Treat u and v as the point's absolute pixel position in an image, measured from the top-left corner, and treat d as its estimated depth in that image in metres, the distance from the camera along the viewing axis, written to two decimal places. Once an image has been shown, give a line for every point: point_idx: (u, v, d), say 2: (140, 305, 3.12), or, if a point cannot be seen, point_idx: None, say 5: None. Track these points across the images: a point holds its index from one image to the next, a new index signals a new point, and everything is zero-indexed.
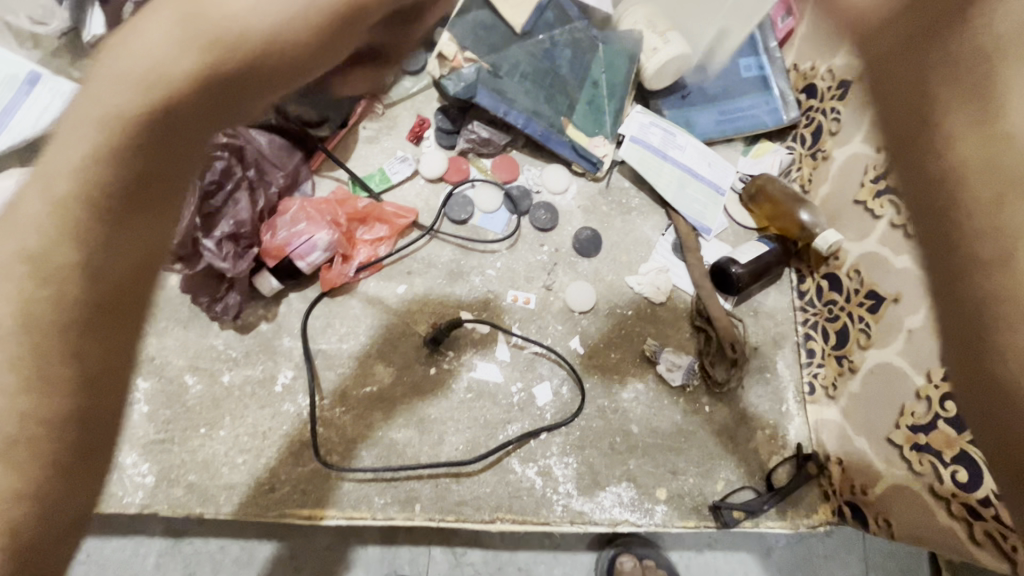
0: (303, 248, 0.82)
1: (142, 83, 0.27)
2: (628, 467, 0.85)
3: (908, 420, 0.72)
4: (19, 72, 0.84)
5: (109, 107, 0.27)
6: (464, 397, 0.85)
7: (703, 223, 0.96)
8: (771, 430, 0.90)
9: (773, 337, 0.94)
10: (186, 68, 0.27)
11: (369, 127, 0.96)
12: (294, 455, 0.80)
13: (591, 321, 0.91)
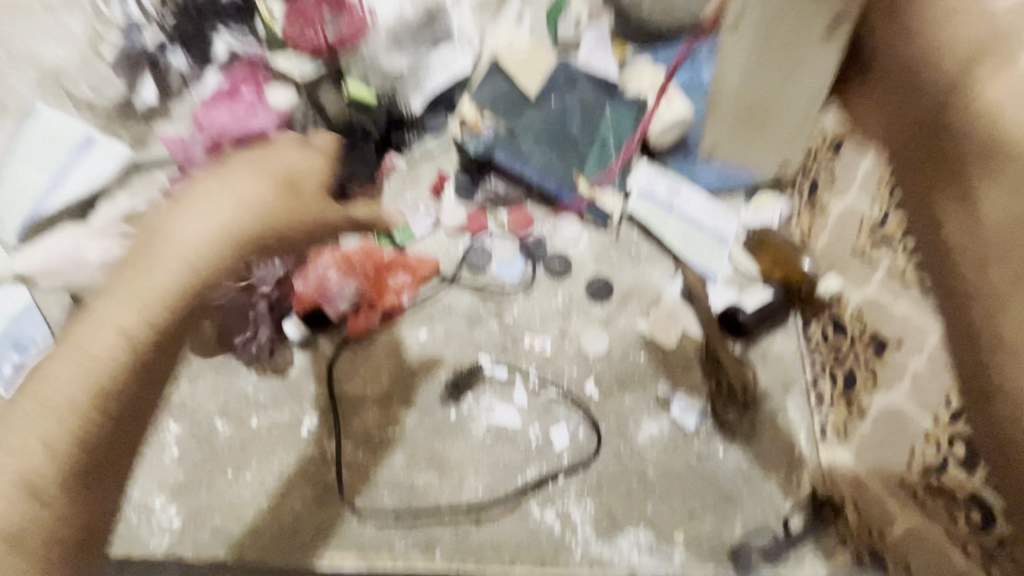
0: (334, 296, 0.89)
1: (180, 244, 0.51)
2: (646, 511, 0.86)
3: (920, 461, 0.73)
4: (75, 135, 0.91)
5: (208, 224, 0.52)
6: (484, 439, 0.88)
7: (710, 269, 1.01)
8: (785, 474, 0.91)
9: (782, 380, 0.97)
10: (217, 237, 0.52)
11: (394, 183, 1.02)
12: (318, 499, 0.82)
13: (605, 365, 0.94)
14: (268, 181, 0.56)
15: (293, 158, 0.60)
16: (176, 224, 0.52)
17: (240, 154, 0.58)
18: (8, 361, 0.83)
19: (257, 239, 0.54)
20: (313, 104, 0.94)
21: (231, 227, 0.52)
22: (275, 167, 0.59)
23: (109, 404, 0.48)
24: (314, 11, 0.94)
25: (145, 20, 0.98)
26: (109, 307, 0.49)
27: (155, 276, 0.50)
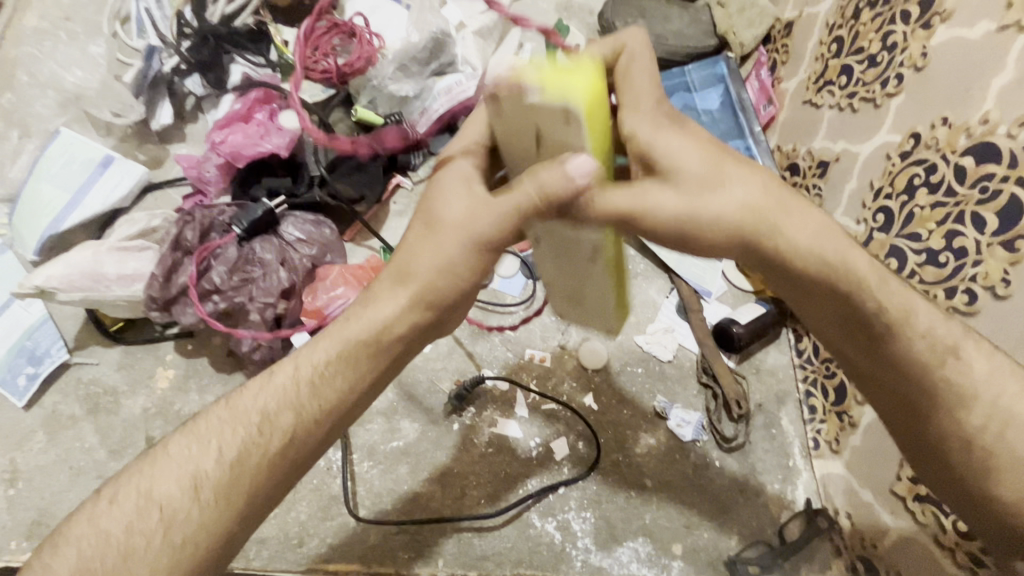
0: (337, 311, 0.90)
1: (383, 296, 0.58)
2: (644, 522, 0.88)
3: (908, 471, 0.76)
4: (95, 155, 0.96)
5: (402, 275, 0.57)
6: (485, 451, 0.90)
7: (704, 285, 1.05)
8: (781, 485, 0.93)
9: (776, 394, 1.00)
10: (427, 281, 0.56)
11: (399, 202, 1.05)
12: (323, 509, 0.84)
13: (603, 378, 0.97)
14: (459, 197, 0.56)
15: (456, 186, 0.56)
16: (378, 290, 0.59)
17: (452, 171, 0.57)
18: (23, 372, 0.85)
19: (430, 288, 0.56)
20: (322, 126, 0.97)
21: (432, 271, 0.56)
22: (425, 213, 0.57)
23: (271, 440, 0.54)
24: (325, 42, 1.05)
25: (164, 45, 1.02)
26: (305, 350, 0.58)
27: (352, 328, 0.57)
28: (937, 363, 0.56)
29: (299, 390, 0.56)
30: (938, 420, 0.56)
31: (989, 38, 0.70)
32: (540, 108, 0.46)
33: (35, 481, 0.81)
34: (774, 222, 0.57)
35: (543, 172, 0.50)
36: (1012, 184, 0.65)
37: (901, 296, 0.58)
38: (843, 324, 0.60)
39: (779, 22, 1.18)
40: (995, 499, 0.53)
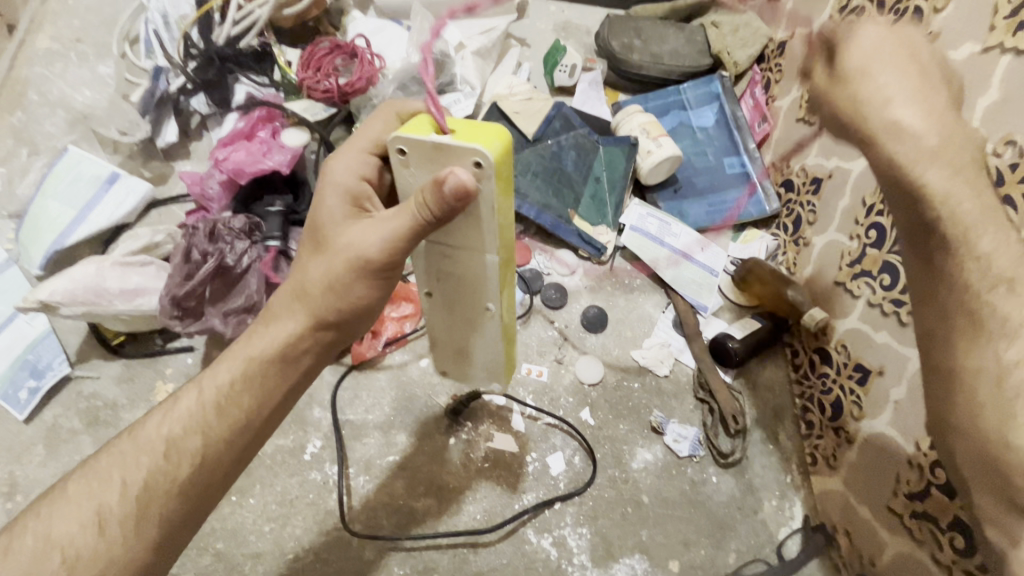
0: None
1: (278, 315, 0.56)
2: (641, 538, 0.87)
3: (905, 488, 0.76)
4: (102, 172, 0.98)
5: (291, 288, 0.55)
6: (481, 465, 0.90)
7: (700, 301, 1.05)
8: (778, 502, 0.92)
9: (773, 410, 1.00)
10: (315, 295, 0.54)
11: None
12: (319, 524, 0.84)
13: (599, 393, 0.97)
14: (340, 215, 0.54)
15: (339, 204, 0.54)
16: (276, 305, 0.56)
17: (333, 187, 0.54)
18: (25, 386, 0.86)
19: (317, 306, 0.55)
20: (323, 144, 1.00)
21: (315, 283, 0.54)
22: (314, 231, 0.55)
23: (180, 467, 0.52)
24: (327, 62, 1.07)
25: (171, 66, 1.05)
26: (204, 373, 0.55)
27: (253, 346, 0.56)
28: (981, 290, 0.47)
29: (205, 412, 0.53)
30: (975, 352, 0.47)
31: (974, 58, 0.72)
32: (460, 153, 0.47)
33: (34, 495, 0.81)
34: (941, 143, 0.48)
35: (425, 197, 0.47)
36: (999, 201, 0.66)
37: (971, 214, 0.48)
38: (904, 233, 0.52)
39: (772, 42, 1.20)
40: (1010, 449, 0.44)
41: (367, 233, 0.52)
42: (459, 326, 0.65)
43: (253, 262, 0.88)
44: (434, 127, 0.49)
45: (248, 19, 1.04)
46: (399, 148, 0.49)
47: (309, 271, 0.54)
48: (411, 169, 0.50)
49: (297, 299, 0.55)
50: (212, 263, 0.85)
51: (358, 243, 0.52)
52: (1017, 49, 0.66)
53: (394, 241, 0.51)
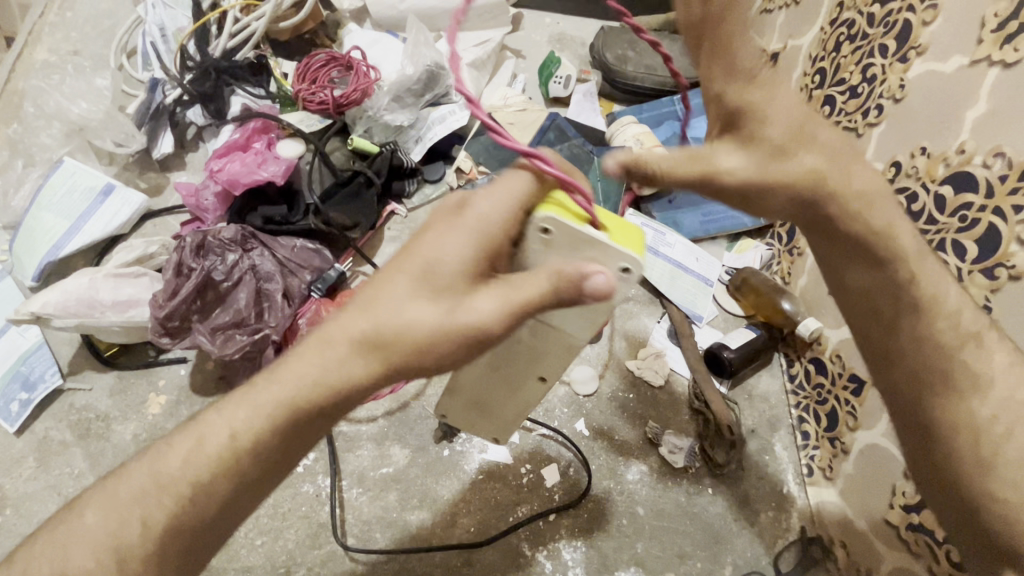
0: None
1: (345, 351, 0.49)
2: (637, 551, 0.87)
3: (901, 500, 0.76)
4: (97, 184, 0.98)
5: (367, 329, 0.48)
6: (475, 477, 0.89)
7: (695, 310, 1.05)
8: (775, 513, 0.91)
9: (769, 420, 0.99)
10: (396, 343, 0.48)
11: (393, 228, 1.07)
12: (311, 537, 0.83)
13: (594, 403, 0.97)
14: (460, 261, 0.48)
15: (465, 249, 0.48)
16: (333, 335, 0.49)
17: (467, 230, 0.48)
18: (16, 398, 0.86)
19: (397, 364, 0.49)
20: (317, 154, 1.00)
21: (407, 332, 0.48)
22: (426, 272, 0.48)
23: (201, 511, 0.51)
24: (323, 74, 1.08)
25: (167, 78, 1.06)
26: (240, 408, 0.51)
27: (299, 374, 0.50)
28: (957, 347, 0.56)
29: (234, 459, 0.50)
30: (950, 404, 0.55)
31: (962, 71, 0.73)
32: (610, 253, 0.49)
33: (23, 508, 0.81)
34: (875, 201, 0.57)
35: (567, 290, 0.47)
36: (990, 213, 0.67)
37: (935, 275, 0.58)
38: (868, 286, 0.59)
39: (765, 54, 1.22)
40: (993, 489, 0.52)
41: (489, 298, 0.47)
42: (499, 388, 0.70)
43: (241, 276, 0.88)
44: (584, 216, 0.51)
45: (246, 30, 1.05)
46: (545, 226, 0.50)
47: (400, 315, 0.48)
48: (543, 247, 0.51)
49: (371, 342, 0.48)
50: (197, 277, 0.84)
51: (480, 308, 0.47)
52: (1004, 62, 0.67)
53: (516, 312, 0.47)
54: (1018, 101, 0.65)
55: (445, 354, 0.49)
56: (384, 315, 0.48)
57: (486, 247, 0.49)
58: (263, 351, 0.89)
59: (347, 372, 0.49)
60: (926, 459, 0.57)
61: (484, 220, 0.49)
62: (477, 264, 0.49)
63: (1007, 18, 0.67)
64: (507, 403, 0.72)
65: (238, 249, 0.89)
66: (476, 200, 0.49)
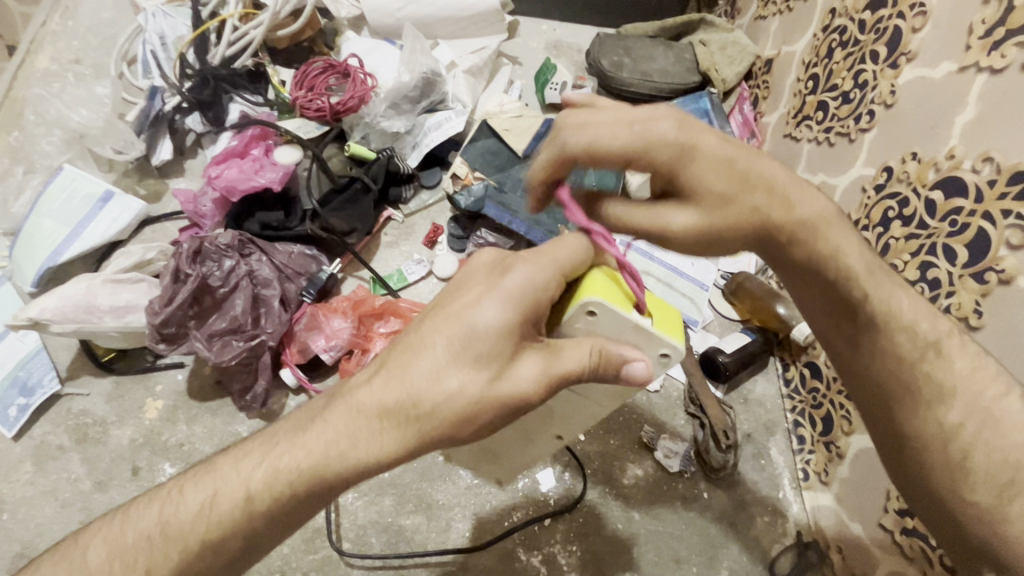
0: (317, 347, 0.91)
1: (377, 422, 0.49)
2: (631, 556, 0.87)
3: (895, 504, 0.76)
4: (96, 191, 0.99)
5: (404, 401, 0.49)
6: (471, 482, 0.89)
7: (691, 314, 1.06)
8: (771, 518, 0.91)
9: (765, 424, 0.99)
10: (431, 416, 0.49)
11: (389, 233, 1.08)
12: (306, 542, 0.83)
13: None
14: (499, 336, 0.48)
15: (507, 316, 0.48)
16: (364, 401, 0.50)
17: (512, 298, 0.49)
18: (15, 403, 0.86)
19: (431, 433, 0.49)
20: (315, 160, 1.01)
21: (445, 406, 0.48)
22: (468, 339, 0.48)
23: (210, 561, 0.51)
24: (321, 81, 1.09)
25: (167, 86, 1.07)
26: (264, 465, 0.50)
27: (326, 441, 0.49)
28: (917, 358, 0.57)
29: (246, 520, 0.49)
30: (910, 416, 0.57)
31: (951, 77, 0.73)
32: (654, 340, 0.51)
33: (20, 513, 0.81)
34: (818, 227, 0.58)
35: (611, 358, 0.51)
36: (979, 217, 0.67)
37: (888, 289, 0.59)
38: (827, 305, 0.61)
39: (760, 60, 1.23)
40: (971, 495, 0.52)
41: (530, 370, 0.49)
42: (516, 445, 0.69)
43: (237, 282, 0.88)
44: (630, 299, 0.51)
45: (244, 39, 1.06)
46: (591, 310, 0.51)
47: (437, 389, 0.48)
48: (586, 325, 0.52)
49: (405, 414, 0.49)
50: (193, 283, 0.85)
51: (522, 377, 0.49)
52: (992, 68, 0.68)
53: (554, 382, 0.50)
54: (1006, 106, 0.65)
55: (481, 425, 0.50)
56: (419, 389, 0.49)
57: (524, 319, 0.49)
58: (260, 356, 0.89)
59: (380, 446, 0.49)
60: (901, 467, 0.59)
61: (520, 291, 0.49)
62: (515, 336, 0.49)
63: (994, 25, 0.68)
64: (510, 458, 0.73)
65: (235, 254, 0.89)
66: (513, 272, 0.49)
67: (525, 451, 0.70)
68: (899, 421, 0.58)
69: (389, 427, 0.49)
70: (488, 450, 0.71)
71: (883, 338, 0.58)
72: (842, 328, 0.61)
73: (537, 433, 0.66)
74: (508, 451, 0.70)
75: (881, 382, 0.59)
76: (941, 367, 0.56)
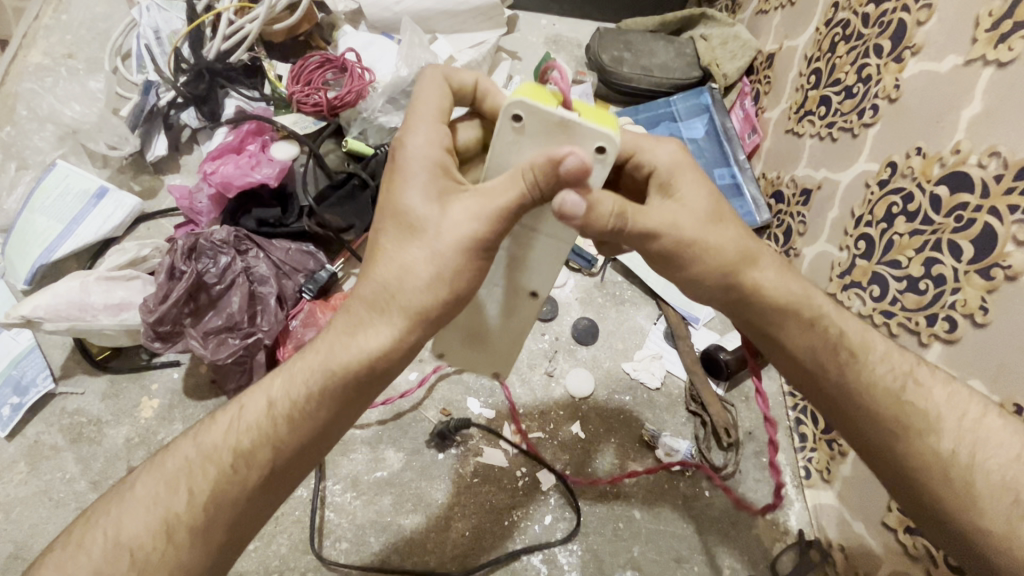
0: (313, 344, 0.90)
1: (355, 322, 0.53)
2: (633, 555, 0.86)
3: (899, 502, 0.75)
4: (90, 187, 0.98)
5: (371, 292, 0.52)
6: (471, 481, 0.88)
7: (692, 312, 1.05)
8: (773, 516, 0.91)
9: (766, 421, 0.99)
10: (403, 291, 0.51)
11: None
12: (304, 542, 0.82)
13: (590, 406, 0.96)
14: (420, 199, 0.51)
15: (421, 184, 0.51)
16: (358, 314, 0.53)
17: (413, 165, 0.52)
18: (8, 402, 0.85)
19: (412, 308, 0.51)
20: (312, 156, 1.00)
21: (407, 277, 0.51)
22: (396, 220, 0.52)
23: (228, 485, 0.51)
24: (318, 76, 1.08)
25: (161, 80, 1.05)
26: (279, 379, 0.54)
27: (335, 354, 0.52)
28: (899, 389, 0.57)
29: (275, 423, 0.52)
30: (916, 446, 0.55)
31: (957, 71, 0.72)
32: (582, 133, 0.49)
33: (14, 513, 0.80)
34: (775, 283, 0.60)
35: (538, 167, 0.47)
36: (985, 213, 0.66)
37: (858, 328, 0.61)
38: (808, 357, 0.61)
39: (761, 55, 1.21)
40: (983, 512, 0.51)
41: (464, 211, 0.50)
42: (497, 307, 0.64)
43: (234, 279, 0.87)
44: (557, 99, 0.49)
45: (240, 33, 1.05)
46: (516, 113, 0.48)
47: (387, 268, 0.51)
48: (515, 137, 0.50)
49: (376, 301, 0.52)
50: (189, 279, 0.83)
51: (460, 219, 0.50)
52: (999, 61, 0.67)
53: (497, 214, 0.50)
54: (1013, 100, 0.64)
55: (458, 277, 0.51)
56: (377, 275, 0.52)
57: (433, 176, 0.52)
58: (254, 355, 0.88)
59: (372, 338, 0.52)
60: (919, 509, 0.55)
61: (415, 154, 0.52)
62: (433, 191, 0.51)
63: (1001, 17, 0.67)
64: (498, 337, 0.67)
65: (231, 251, 0.88)
66: (404, 140, 0.53)
67: (518, 327, 0.66)
68: (899, 457, 0.56)
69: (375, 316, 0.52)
70: (472, 326, 0.67)
71: (864, 371, 0.59)
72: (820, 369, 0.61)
73: (518, 292, 0.62)
74: (498, 323, 0.66)
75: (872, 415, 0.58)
76: (922, 395, 0.57)
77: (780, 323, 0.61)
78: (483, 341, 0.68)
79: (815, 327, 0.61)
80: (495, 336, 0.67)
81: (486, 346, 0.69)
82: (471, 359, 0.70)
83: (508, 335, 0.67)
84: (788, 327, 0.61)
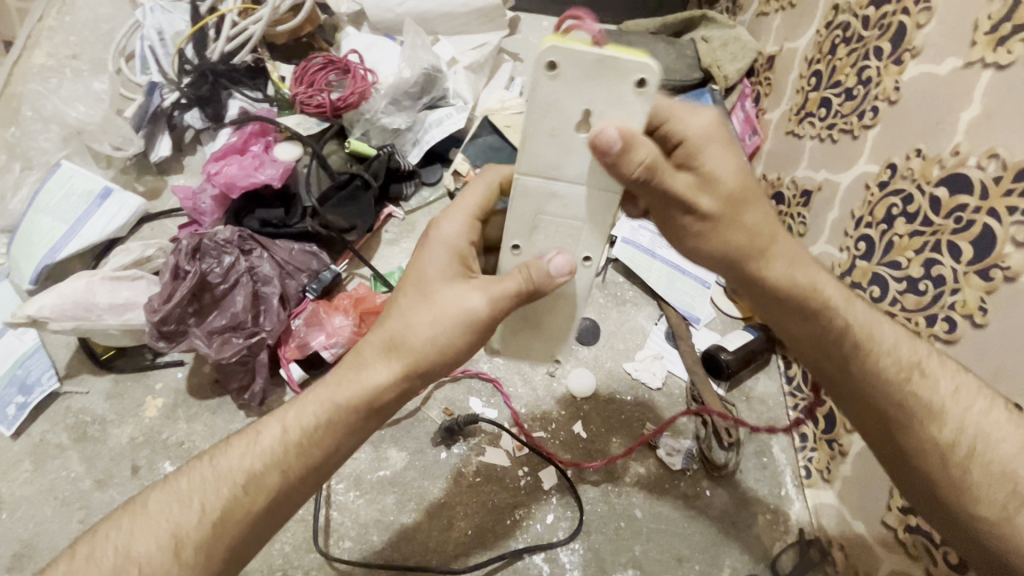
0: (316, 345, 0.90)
1: (359, 370, 0.57)
2: (634, 554, 0.86)
3: (899, 501, 0.76)
4: (95, 188, 0.98)
5: (381, 344, 0.56)
6: (473, 480, 0.89)
7: (693, 312, 1.05)
8: (773, 516, 0.91)
9: (766, 421, 0.99)
10: (408, 350, 0.55)
11: (389, 231, 1.07)
12: (308, 541, 0.83)
13: (592, 406, 0.97)
14: (435, 280, 0.56)
15: (441, 263, 0.57)
16: (367, 355, 0.57)
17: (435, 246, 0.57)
18: (13, 401, 0.86)
19: (422, 353, 0.55)
20: (315, 157, 1.00)
21: (411, 341, 0.55)
22: (415, 285, 0.56)
23: (237, 508, 0.52)
24: (321, 78, 1.08)
25: (166, 81, 1.06)
26: (293, 408, 0.56)
27: (343, 390, 0.55)
28: (905, 378, 0.58)
29: (287, 451, 0.54)
30: (914, 436, 0.56)
31: (956, 73, 0.73)
32: (623, 67, 0.47)
33: (19, 512, 0.80)
34: (769, 257, 0.62)
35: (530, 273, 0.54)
36: (984, 214, 0.67)
37: (867, 316, 0.62)
38: (824, 350, 0.63)
39: (762, 56, 1.22)
40: (980, 501, 0.52)
41: (467, 296, 0.54)
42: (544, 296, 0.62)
43: (237, 278, 0.88)
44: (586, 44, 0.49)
45: (243, 35, 1.05)
46: (551, 59, 0.47)
47: (397, 326, 0.56)
48: (550, 87, 0.48)
49: (384, 353, 0.56)
50: (193, 279, 0.84)
51: (464, 301, 0.54)
52: (998, 64, 0.67)
53: (498, 305, 0.54)
54: (1012, 103, 0.65)
55: (459, 350, 0.56)
56: (388, 328, 0.56)
57: (453, 261, 0.57)
58: (258, 355, 0.88)
59: (378, 381, 0.55)
60: (923, 497, 0.57)
61: (437, 244, 0.57)
62: (446, 274, 0.56)
63: (1000, 20, 0.67)
64: (542, 320, 0.64)
65: (234, 250, 0.88)
66: (436, 228, 0.58)
67: (569, 311, 0.64)
68: (907, 445, 0.57)
69: (379, 362, 0.56)
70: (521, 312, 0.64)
71: (877, 353, 0.60)
72: (831, 355, 0.63)
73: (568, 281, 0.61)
74: (551, 304, 0.63)
75: (878, 401, 0.59)
76: (928, 382, 0.57)
77: (796, 312, 0.63)
78: (532, 328, 0.65)
79: (827, 318, 0.62)
80: (547, 318, 0.64)
81: (529, 333, 0.66)
82: (523, 347, 0.67)
83: (561, 315, 0.64)
84: (804, 312, 0.63)
